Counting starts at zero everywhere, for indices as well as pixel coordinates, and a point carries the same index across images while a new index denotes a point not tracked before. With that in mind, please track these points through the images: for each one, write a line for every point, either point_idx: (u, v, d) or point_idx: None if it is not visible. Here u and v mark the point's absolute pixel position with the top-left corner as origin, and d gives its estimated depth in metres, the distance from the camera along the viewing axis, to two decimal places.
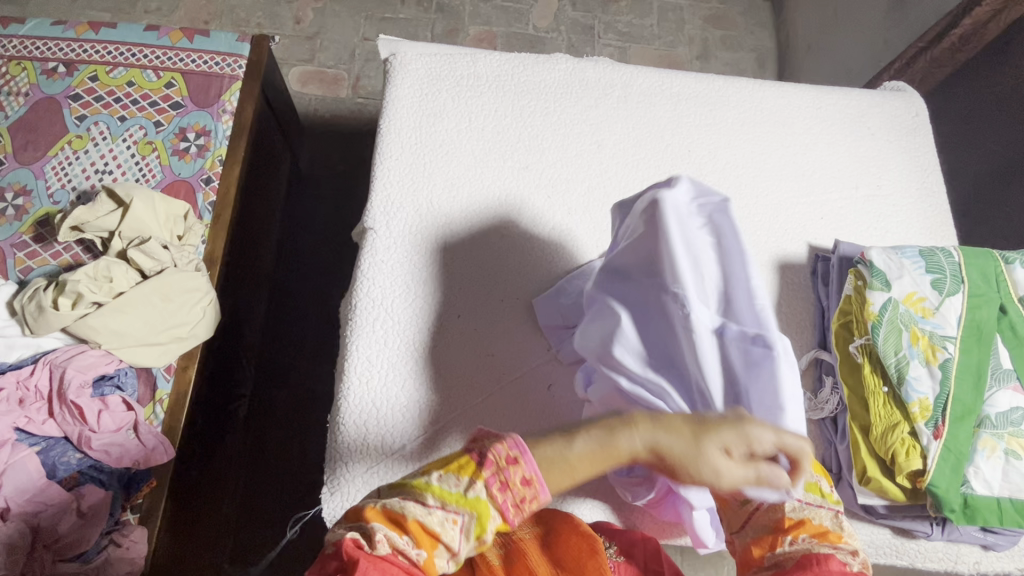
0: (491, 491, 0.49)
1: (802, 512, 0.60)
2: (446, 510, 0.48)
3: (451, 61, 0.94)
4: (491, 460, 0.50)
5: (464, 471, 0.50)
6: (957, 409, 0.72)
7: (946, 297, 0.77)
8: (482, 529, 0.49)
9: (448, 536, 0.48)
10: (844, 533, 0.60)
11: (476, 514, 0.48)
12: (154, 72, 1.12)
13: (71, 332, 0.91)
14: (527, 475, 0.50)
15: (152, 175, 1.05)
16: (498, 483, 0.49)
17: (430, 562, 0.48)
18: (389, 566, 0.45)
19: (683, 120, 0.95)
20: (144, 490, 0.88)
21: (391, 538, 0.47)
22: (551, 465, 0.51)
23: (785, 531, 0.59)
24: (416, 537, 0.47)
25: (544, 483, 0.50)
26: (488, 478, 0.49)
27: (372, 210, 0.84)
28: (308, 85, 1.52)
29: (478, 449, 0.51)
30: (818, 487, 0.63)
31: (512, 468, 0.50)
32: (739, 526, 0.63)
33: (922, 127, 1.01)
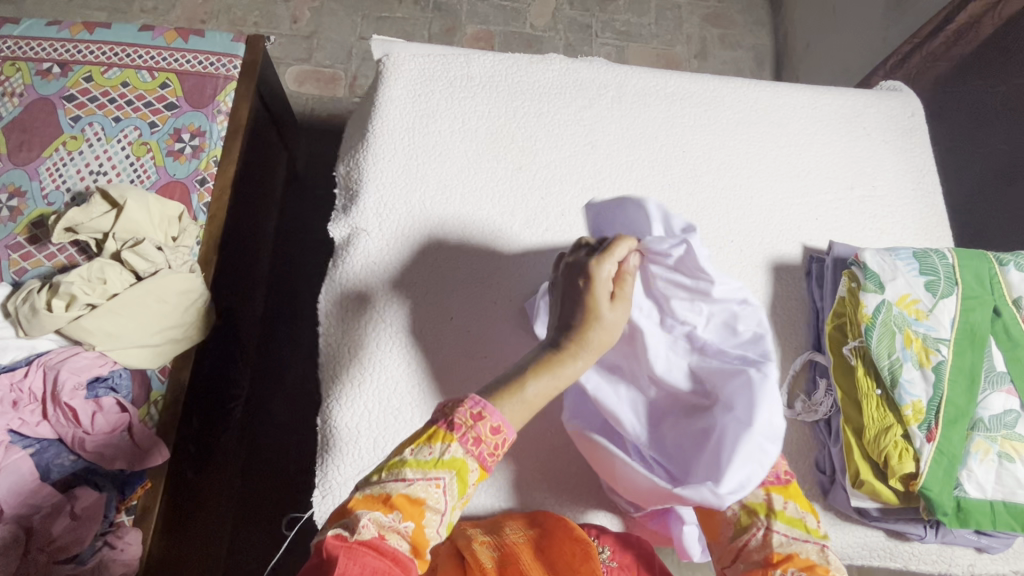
0: (465, 448, 0.53)
1: (789, 547, 0.61)
2: (427, 476, 0.52)
3: (445, 61, 0.94)
4: (458, 423, 0.54)
5: (434, 439, 0.53)
6: (950, 412, 0.72)
7: (940, 299, 0.77)
8: (462, 484, 0.53)
9: (433, 499, 0.52)
10: (831, 568, 0.60)
11: (455, 471, 0.53)
12: (148, 73, 1.12)
13: (65, 334, 0.91)
14: (494, 425, 0.54)
15: (147, 176, 1.05)
16: (470, 441, 0.53)
17: (420, 531, 0.50)
18: (370, 559, 0.45)
19: (678, 121, 0.95)
20: (139, 491, 0.89)
21: (377, 519, 0.48)
22: (510, 410, 0.56)
23: (773, 566, 0.60)
24: (402, 511, 0.50)
25: (510, 427, 0.55)
26: (460, 438, 0.53)
27: (364, 212, 0.84)
28: (304, 85, 1.51)
29: (444, 416, 0.54)
30: (802, 521, 0.64)
31: (478, 424, 0.54)
32: (731, 560, 0.64)
33: (919, 127, 1.00)
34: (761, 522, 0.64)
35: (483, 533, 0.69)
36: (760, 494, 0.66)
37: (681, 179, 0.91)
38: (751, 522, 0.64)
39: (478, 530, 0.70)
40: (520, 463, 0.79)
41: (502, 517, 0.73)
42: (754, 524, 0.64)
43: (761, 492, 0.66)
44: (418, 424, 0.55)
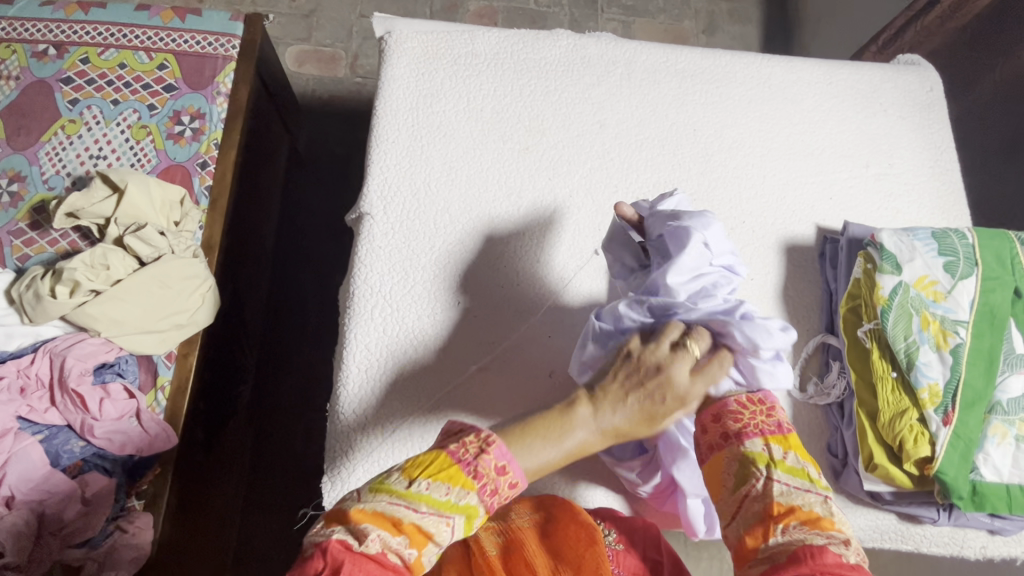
0: (481, 497, 0.53)
1: (789, 496, 0.57)
2: (439, 515, 0.51)
3: (448, 38, 0.91)
4: (481, 471, 0.53)
5: (455, 478, 0.52)
6: (968, 395, 0.71)
7: (959, 281, 0.75)
8: (469, 526, 0.53)
9: (440, 536, 0.51)
10: (835, 520, 0.57)
11: (465, 515, 0.52)
12: (146, 54, 1.09)
13: (70, 321, 0.91)
14: (514, 481, 0.55)
15: (147, 160, 1.03)
16: (487, 492, 0.53)
17: (420, 560, 0.51)
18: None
19: (688, 99, 0.92)
20: (148, 476, 0.90)
21: (385, 539, 0.49)
22: (527, 467, 0.56)
23: (775, 520, 0.55)
24: (409, 537, 0.50)
25: (525, 482, 0.56)
26: (479, 487, 0.53)
27: (367, 196, 0.82)
28: (305, 65, 1.48)
29: (468, 458, 0.54)
30: (805, 472, 0.60)
31: (501, 477, 0.54)
32: (732, 515, 0.59)
33: (937, 103, 0.97)
34: (761, 472, 0.60)
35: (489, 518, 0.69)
36: (758, 443, 0.62)
37: (691, 158, 0.89)
38: (751, 472, 0.60)
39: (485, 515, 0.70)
40: None
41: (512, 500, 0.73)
42: (755, 474, 0.60)
43: (759, 442, 0.62)
44: (438, 456, 0.53)
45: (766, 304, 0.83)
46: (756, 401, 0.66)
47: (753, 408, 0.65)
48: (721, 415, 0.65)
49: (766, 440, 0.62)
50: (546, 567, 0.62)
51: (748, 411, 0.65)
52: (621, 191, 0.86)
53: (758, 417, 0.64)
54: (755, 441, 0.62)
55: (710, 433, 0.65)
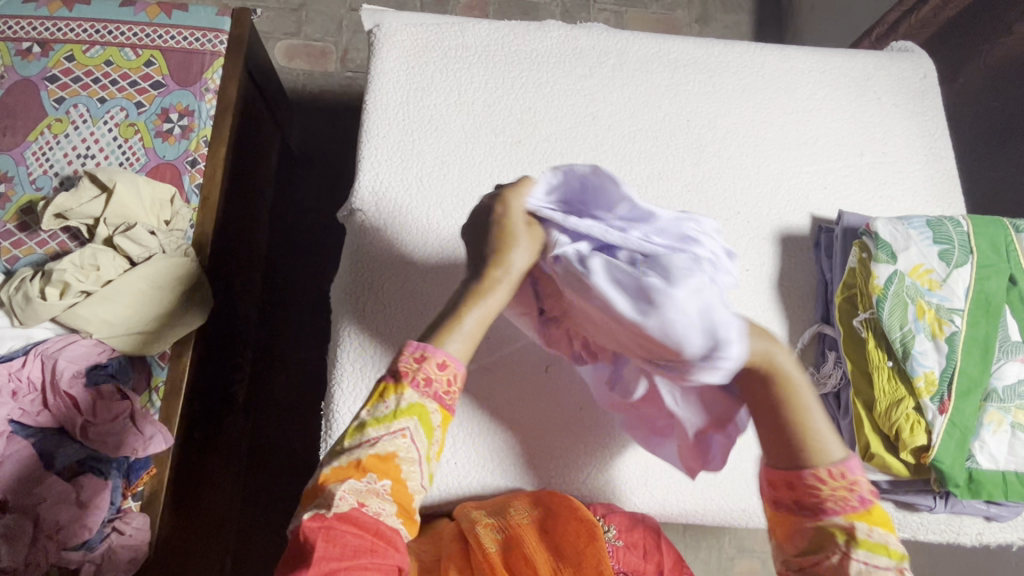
0: (418, 392, 0.57)
1: None
2: (389, 432, 0.54)
3: (438, 31, 0.90)
4: (404, 370, 0.58)
5: (387, 393, 0.56)
6: (963, 383, 0.71)
7: (954, 269, 0.75)
8: (427, 426, 0.56)
9: (403, 449, 0.54)
10: None
11: (415, 417, 0.56)
12: (132, 51, 1.08)
13: (61, 323, 0.90)
14: (440, 361, 0.59)
15: (136, 159, 1.02)
16: (421, 384, 0.57)
17: (398, 483, 0.53)
18: (348, 538, 0.47)
19: (681, 89, 0.92)
20: (143, 477, 0.89)
21: (353, 487, 0.50)
22: (454, 347, 0.60)
23: None
24: (375, 471, 0.52)
25: (456, 360, 0.60)
26: (411, 384, 0.57)
27: (358, 192, 0.81)
28: (294, 60, 1.47)
29: (390, 373, 0.58)
30: (887, 547, 0.53)
31: (424, 364, 0.58)
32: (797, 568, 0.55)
33: (931, 90, 0.96)
34: (840, 547, 0.53)
35: (488, 514, 0.69)
36: (841, 519, 0.54)
37: (685, 149, 0.89)
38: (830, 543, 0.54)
39: (484, 511, 0.70)
40: (526, 445, 0.78)
41: (512, 495, 0.73)
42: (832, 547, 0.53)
43: (841, 518, 0.54)
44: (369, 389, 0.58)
45: (761, 295, 0.83)
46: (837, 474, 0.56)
47: (836, 483, 0.56)
48: (795, 479, 0.58)
49: (846, 518, 0.54)
50: (546, 562, 0.62)
51: (830, 483, 0.56)
52: None
53: (838, 492, 0.56)
54: (838, 518, 0.54)
55: (790, 490, 0.58)
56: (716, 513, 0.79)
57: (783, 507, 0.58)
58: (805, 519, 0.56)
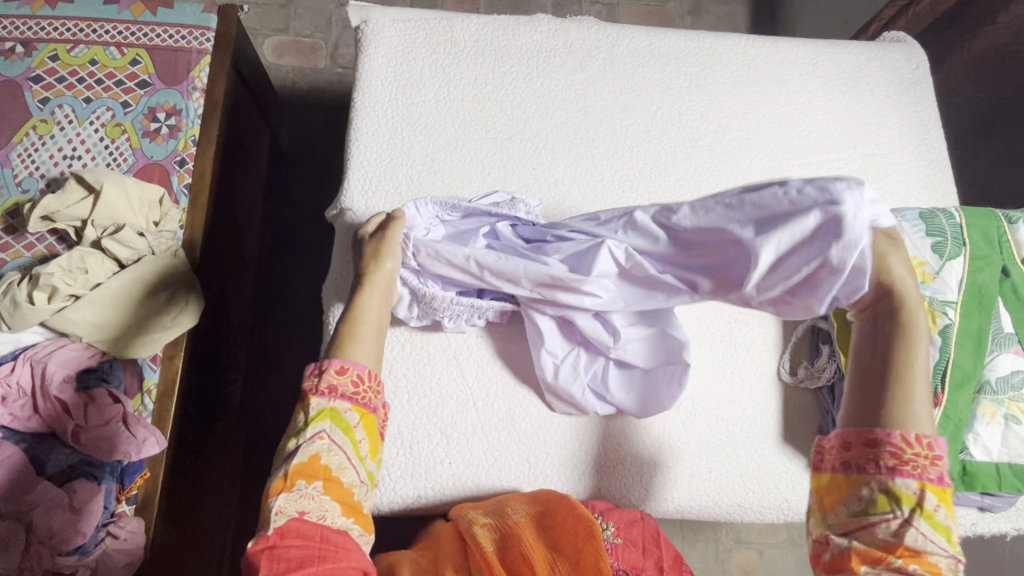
0: (327, 398, 0.55)
1: (921, 544, 0.47)
2: (307, 439, 0.53)
3: (427, 26, 0.89)
4: (309, 387, 0.57)
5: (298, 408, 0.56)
6: (957, 376, 0.71)
7: (947, 261, 0.75)
8: (342, 424, 0.55)
9: (326, 451, 0.53)
10: None
11: (329, 418, 0.55)
12: (117, 49, 1.06)
13: (50, 327, 0.89)
14: (339, 366, 0.57)
15: (123, 159, 1.01)
16: (327, 390, 0.56)
17: (335, 482, 0.53)
18: (293, 551, 0.48)
19: (673, 82, 0.91)
20: (137, 481, 0.88)
21: (290, 500, 0.50)
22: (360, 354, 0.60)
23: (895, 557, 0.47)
24: (304, 477, 0.52)
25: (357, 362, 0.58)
26: (319, 395, 0.56)
27: (348, 191, 0.80)
28: (283, 57, 1.45)
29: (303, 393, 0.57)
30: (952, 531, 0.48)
31: (327, 375, 0.57)
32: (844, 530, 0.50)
33: (923, 80, 0.96)
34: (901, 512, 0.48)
35: (485, 514, 0.69)
36: (912, 483, 0.49)
37: (677, 143, 0.88)
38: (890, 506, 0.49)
39: (480, 511, 0.70)
40: (521, 445, 0.78)
41: (508, 495, 0.72)
42: (894, 510, 0.48)
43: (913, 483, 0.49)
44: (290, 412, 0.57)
45: None
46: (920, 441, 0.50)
47: (917, 448, 0.50)
48: (875, 435, 0.51)
49: (919, 484, 0.49)
50: (543, 558, 0.62)
51: (911, 449, 0.50)
52: (607, 178, 0.85)
53: (920, 461, 0.49)
54: (908, 482, 0.49)
55: (865, 448, 0.51)
56: (711, 508, 0.79)
57: (851, 466, 0.52)
58: (874, 479, 0.50)
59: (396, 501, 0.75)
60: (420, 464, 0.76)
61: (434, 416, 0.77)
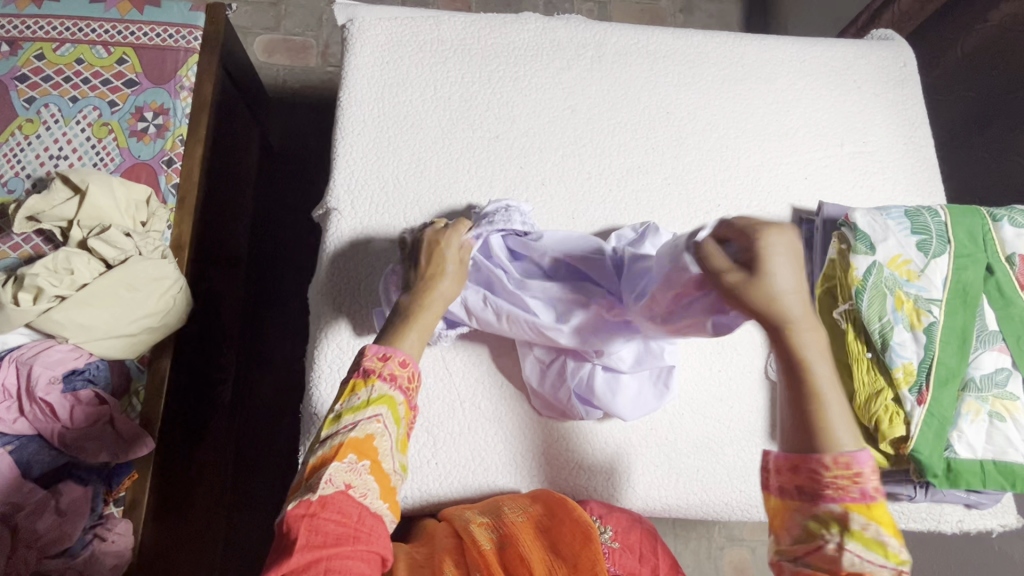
0: (387, 384, 0.54)
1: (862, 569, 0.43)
2: (363, 418, 0.52)
3: (414, 25, 0.88)
4: (370, 367, 0.55)
5: (356, 387, 0.54)
6: (941, 373, 0.71)
7: (932, 259, 0.75)
8: (398, 415, 0.54)
9: (378, 435, 0.52)
10: None
11: (386, 405, 0.54)
12: (103, 48, 1.05)
13: (36, 328, 0.88)
14: (401, 360, 0.56)
15: (110, 159, 1.00)
16: (387, 376, 0.55)
17: (378, 467, 0.52)
18: (332, 525, 0.46)
19: (661, 81, 0.91)
20: (126, 483, 0.88)
21: (337, 471, 0.49)
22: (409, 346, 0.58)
23: None
24: (356, 455, 0.51)
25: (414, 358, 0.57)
26: (380, 377, 0.54)
27: (334, 191, 0.80)
28: (273, 55, 1.44)
29: (360, 366, 0.55)
30: (890, 548, 0.44)
31: (388, 361, 0.55)
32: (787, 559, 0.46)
33: (911, 78, 0.96)
34: (832, 539, 0.44)
35: (483, 514, 0.69)
36: (835, 506, 0.45)
37: (665, 142, 0.88)
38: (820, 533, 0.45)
39: (478, 511, 0.70)
40: (509, 444, 0.78)
41: (507, 496, 0.73)
42: (824, 537, 0.45)
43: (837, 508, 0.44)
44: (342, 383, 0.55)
45: None
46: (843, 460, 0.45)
47: (837, 468, 0.45)
48: (800, 463, 0.46)
49: (843, 506, 0.44)
50: (541, 558, 0.62)
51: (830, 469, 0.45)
52: (595, 177, 0.85)
53: (839, 483, 0.45)
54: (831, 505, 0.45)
55: (792, 474, 0.47)
56: (699, 507, 0.79)
57: (785, 491, 0.47)
58: (800, 503, 0.46)
59: None
60: (408, 466, 0.76)
61: (428, 412, 0.77)
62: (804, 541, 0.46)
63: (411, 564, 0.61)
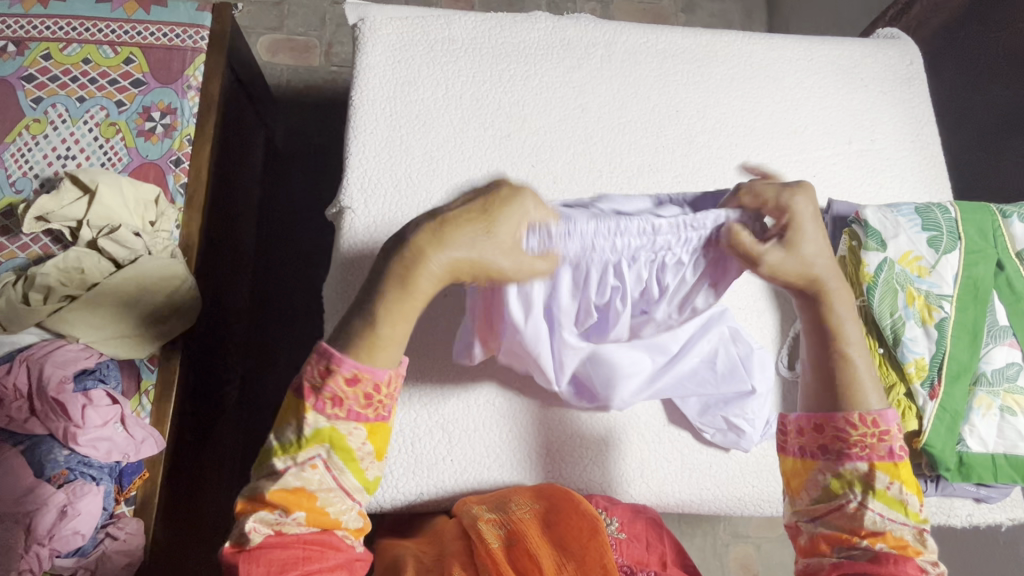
0: (331, 416, 0.52)
1: (881, 524, 0.55)
2: (296, 463, 0.51)
3: (424, 24, 0.89)
4: (320, 394, 0.52)
5: (296, 418, 0.52)
6: (953, 368, 0.72)
7: (943, 255, 0.75)
8: (343, 450, 0.53)
9: (315, 479, 0.51)
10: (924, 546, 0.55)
11: (328, 442, 0.52)
12: (111, 48, 1.05)
13: (48, 328, 0.90)
14: (353, 377, 0.52)
15: (118, 159, 1.00)
16: (337, 407, 0.52)
17: (316, 514, 0.51)
18: (273, 555, 0.50)
19: (670, 79, 0.91)
20: (136, 482, 0.88)
21: (262, 520, 0.50)
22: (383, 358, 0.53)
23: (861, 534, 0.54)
24: (286, 504, 0.50)
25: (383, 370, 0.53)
26: (326, 409, 0.52)
27: (347, 190, 0.81)
28: (278, 55, 1.44)
29: (302, 389, 0.53)
30: (904, 502, 0.55)
31: (343, 387, 0.52)
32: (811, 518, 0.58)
33: (917, 77, 0.97)
34: (856, 497, 0.55)
35: (488, 509, 0.69)
36: (864, 467, 0.56)
37: (675, 140, 0.89)
38: (843, 491, 0.56)
39: (484, 505, 0.69)
40: (521, 440, 0.78)
41: (510, 488, 0.72)
42: (847, 495, 0.56)
43: (864, 466, 0.56)
44: (281, 406, 0.53)
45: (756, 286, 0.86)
46: (868, 420, 0.57)
47: (867, 430, 0.56)
48: (827, 423, 0.58)
49: (870, 466, 0.56)
50: (550, 555, 0.63)
51: (859, 432, 0.57)
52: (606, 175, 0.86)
53: (868, 440, 0.56)
54: (859, 466, 0.56)
55: (818, 436, 0.58)
56: (711, 503, 0.80)
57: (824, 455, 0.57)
58: (829, 466, 0.57)
59: (396, 498, 0.75)
60: (423, 463, 0.76)
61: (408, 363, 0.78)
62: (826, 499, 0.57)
63: (419, 568, 0.63)
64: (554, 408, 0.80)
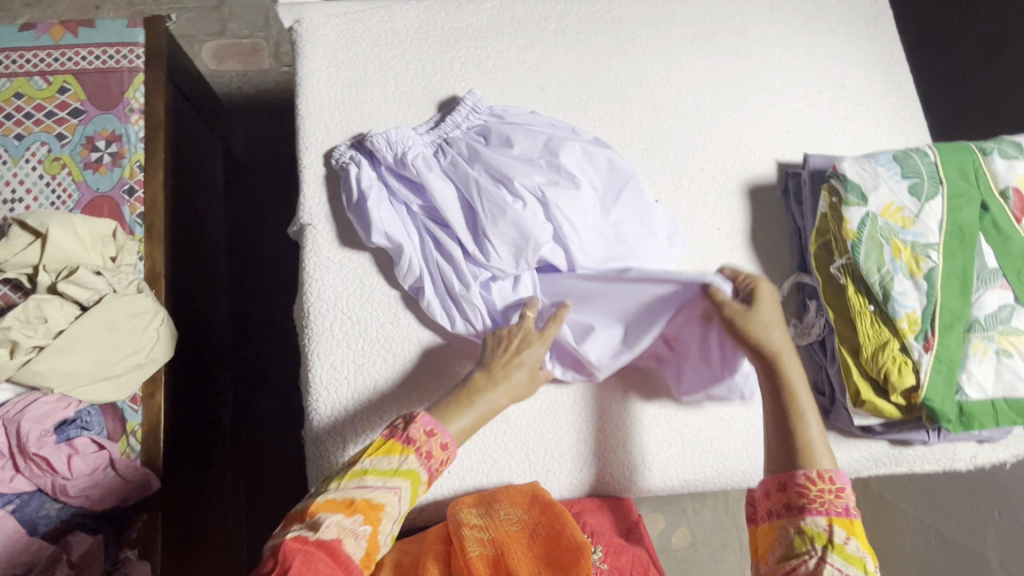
0: (418, 460, 0.59)
1: None
2: (385, 484, 0.57)
3: (364, 18, 0.84)
4: (413, 438, 0.59)
5: (393, 449, 0.58)
6: (946, 317, 0.71)
7: (926, 203, 0.73)
8: (415, 491, 0.58)
9: (391, 504, 0.56)
10: None
11: (409, 480, 0.58)
12: (42, 78, 1.00)
13: (17, 381, 0.84)
14: (443, 441, 0.61)
15: (68, 196, 0.96)
16: (423, 454, 0.59)
17: (375, 535, 0.54)
18: (320, 565, 0.48)
19: (629, 46, 0.87)
20: (137, 524, 0.87)
21: (339, 521, 0.52)
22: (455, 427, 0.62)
23: None
24: (362, 514, 0.54)
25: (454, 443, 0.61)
26: (415, 451, 0.59)
27: (305, 205, 0.78)
28: (224, 62, 1.38)
29: (398, 431, 0.60)
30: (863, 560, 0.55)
31: (430, 439, 0.60)
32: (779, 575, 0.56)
33: (884, 13, 0.93)
34: (816, 551, 0.55)
35: (477, 513, 0.68)
36: (821, 522, 0.56)
37: (641, 110, 0.85)
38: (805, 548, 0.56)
39: (473, 508, 0.69)
40: (517, 445, 0.76)
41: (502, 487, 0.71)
42: (809, 551, 0.56)
43: (822, 521, 0.56)
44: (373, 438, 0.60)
45: (737, 252, 0.82)
46: (824, 477, 0.59)
47: (823, 487, 0.58)
48: (788, 483, 0.60)
49: (828, 520, 0.57)
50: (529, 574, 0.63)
51: (815, 489, 0.58)
52: None
53: (826, 497, 0.58)
54: (817, 521, 0.57)
55: (779, 497, 0.60)
56: (715, 480, 0.79)
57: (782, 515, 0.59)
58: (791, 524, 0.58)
59: None
60: None
61: (348, 320, 0.74)
62: (788, 556, 0.57)
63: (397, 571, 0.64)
64: (549, 409, 0.78)
